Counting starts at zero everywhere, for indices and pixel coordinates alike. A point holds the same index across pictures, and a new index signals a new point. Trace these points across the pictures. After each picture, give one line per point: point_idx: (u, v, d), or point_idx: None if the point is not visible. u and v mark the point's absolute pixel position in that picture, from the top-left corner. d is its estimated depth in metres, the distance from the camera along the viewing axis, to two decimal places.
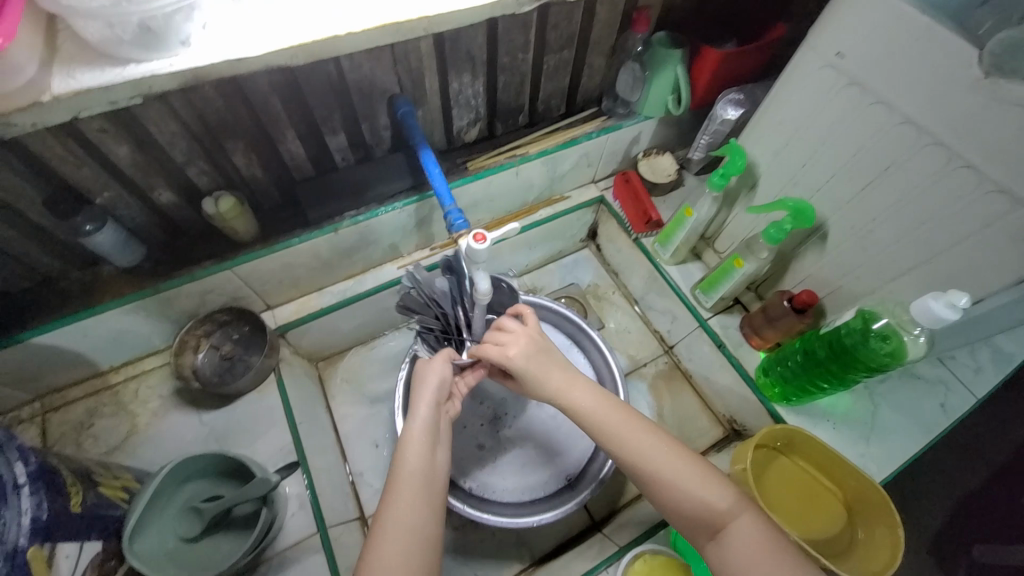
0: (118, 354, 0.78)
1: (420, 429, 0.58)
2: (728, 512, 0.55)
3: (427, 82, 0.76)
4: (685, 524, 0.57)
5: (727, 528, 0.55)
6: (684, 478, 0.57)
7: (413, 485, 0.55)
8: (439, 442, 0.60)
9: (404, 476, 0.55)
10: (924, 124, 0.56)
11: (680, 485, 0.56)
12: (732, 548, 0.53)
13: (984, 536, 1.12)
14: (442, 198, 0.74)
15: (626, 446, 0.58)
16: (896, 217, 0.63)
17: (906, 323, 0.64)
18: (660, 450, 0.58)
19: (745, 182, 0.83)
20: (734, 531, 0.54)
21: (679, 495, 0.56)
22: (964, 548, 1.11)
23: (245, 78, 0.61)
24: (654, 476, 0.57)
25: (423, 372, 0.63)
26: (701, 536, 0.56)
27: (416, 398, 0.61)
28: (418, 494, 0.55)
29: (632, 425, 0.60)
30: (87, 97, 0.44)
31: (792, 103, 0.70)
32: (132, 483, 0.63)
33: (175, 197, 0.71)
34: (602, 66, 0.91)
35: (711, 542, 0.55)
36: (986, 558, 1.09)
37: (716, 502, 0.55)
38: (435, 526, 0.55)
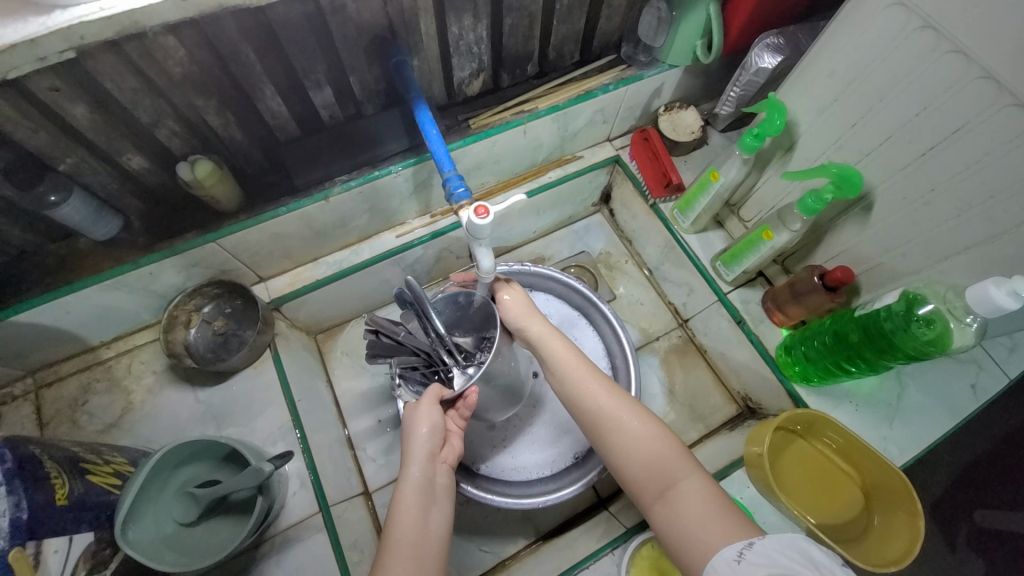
0: (107, 330, 0.75)
1: (413, 488, 0.58)
2: (676, 467, 0.54)
3: (422, 25, 0.66)
4: (635, 481, 0.56)
5: (676, 484, 0.53)
6: (636, 429, 0.58)
7: (406, 548, 0.54)
8: (434, 504, 0.58)
9: (403, 543, 0.54)
10: (1008, 80, 0.47)
11: (631, 436, 0.57)
12: (676, 503, 0.52)
13: (987, 500, 1.10)
14: (441, 163, 0.66)
15: (581, 390, 0.62)
16: (958, 189, 0.55)
17: (957, 310, 0.58)
18: (617, 399, 0.60)
19: (782, 143, 0.74)
20: (684, 491, 0.52)
21: (628, 444, 0.57)
22: (967, 512, 1.10)
23: (208, 21, 0.52)
24: (606, 422, 0.59)
25: (414, 418, 0.62)
26: (648, 495, 0.54)
27: (409, 451, 0.60)
28: (411, 557, 0.53)
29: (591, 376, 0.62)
30: (11, 54, 0.38)
31: (849, 50, 0.60)
32: (125, 466, 0.61)
33: (147, 162, 0.64)
34: (623, 5, 0.79)
35: (657, 498, 0.53)
36: (988, 523, 1.09)
37: (664, 456, 0.55)
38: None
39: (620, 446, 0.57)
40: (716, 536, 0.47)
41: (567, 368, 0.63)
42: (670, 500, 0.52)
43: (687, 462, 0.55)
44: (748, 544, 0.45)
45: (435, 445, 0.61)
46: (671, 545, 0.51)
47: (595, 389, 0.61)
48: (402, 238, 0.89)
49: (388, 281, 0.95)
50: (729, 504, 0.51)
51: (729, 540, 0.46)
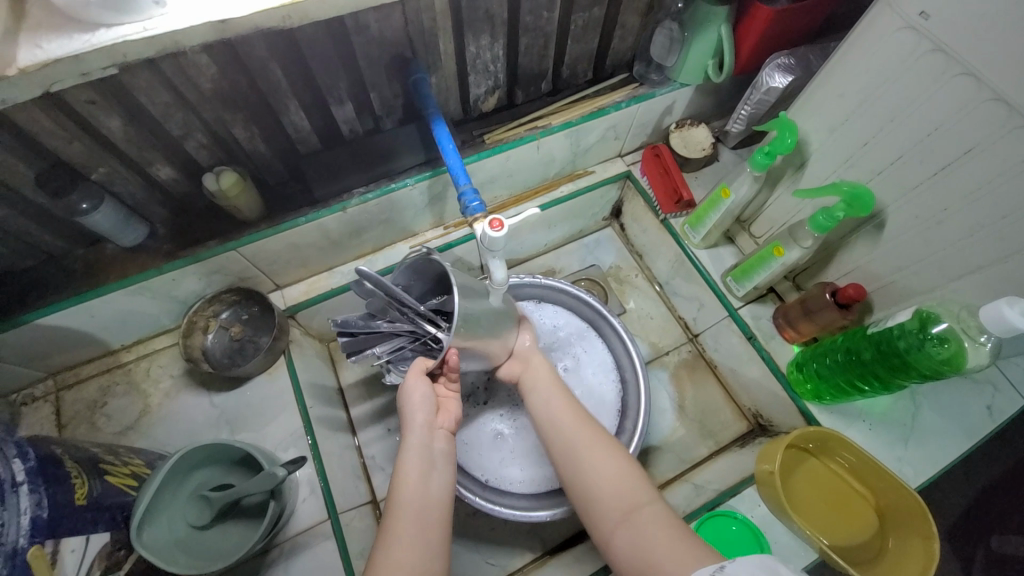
0: (128, 334, 0.77)
1: (414, 455, 0.59)
2: (640, 494, 0.59)
3: (441, 45, 0.69)
4: (596, 507, 0.59)
5: (640, 509, 0.57)
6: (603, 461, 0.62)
7: (409, 513, 0.55)
8: (434, 468, 0.60)
9: (406, 506, 0.56)
10: (1020, 102, 0.47)
11: (603, 467, 0.62)
12: (639, 528, 0.55)
13: (1005, 526, 1.07)
14: (457, 176, 0.67)
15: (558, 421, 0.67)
16: (970, 208, 0.55)
17: (971, 329, 0.58)
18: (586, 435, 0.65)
19: (792, 162, 0.75)
20: (644, 516, 0.56)
21: (597, 476, 0.61)
22: (983, 537, 1.07)
23: (239, 40, 0.55)
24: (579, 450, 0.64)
25: (404, 390, 0.62)
26: (611, 522, 0.58)
27: (407, 423, 0.62)
28: (414, 527, 0.54)
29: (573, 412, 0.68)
30: (56, 68, 0.40)
31: (859, 72, 0.61)
32: (142, 468, 0.62)
33: (174, 172, 0.66)
34: (636, 26, 0.82)
35: (620, 523, 0.57)
36: (1005, 548, 1.05)
37: (627, 488, 0.59)
38: (427, 554, 0.54)
39: (588, 476, 0.61)
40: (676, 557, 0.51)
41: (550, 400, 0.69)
42: (632, 523, 0.56)
43: (649, 493, 0.59)
44: (719, 566, 0.45)
45: (431, 413, 0.62)
46: (632, 570, 0.54)
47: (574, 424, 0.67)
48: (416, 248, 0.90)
49: None
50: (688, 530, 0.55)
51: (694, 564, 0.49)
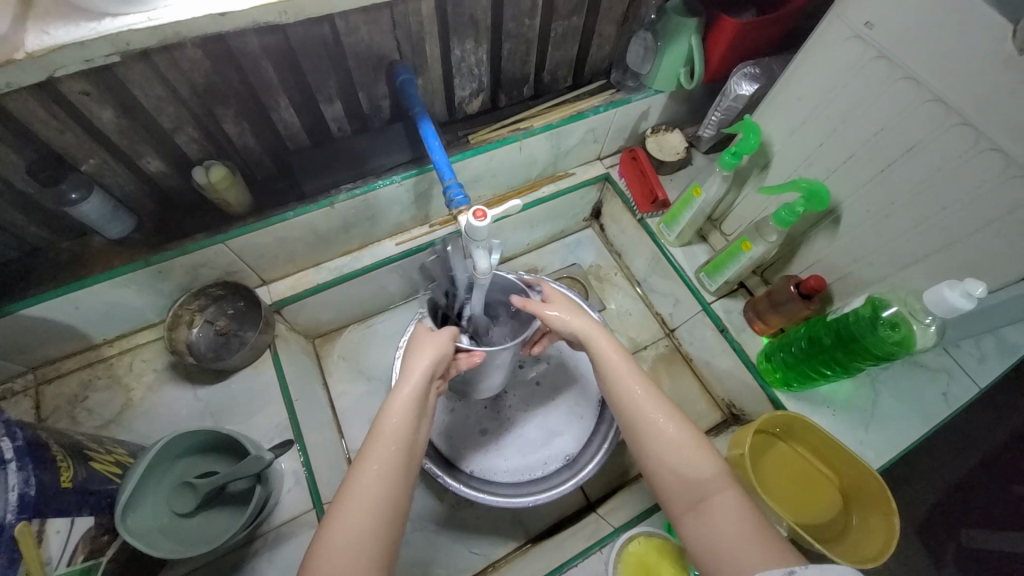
0: (111, 327, 0.77)
1: (406, 395, 0.57)
2: (714, 481, 0.51)
3: (428, 48, 0.72)
4: (667, 492, 0.53)
5: (712, 499, 0.50)
6: (674, 436, 0.55)
7: (384, 452, 0.52)
8: (421, 419, 0.57)
9: (387, 436, 0.53)
10: (953, 102, 0.52)
11: (677, 452, 0.54)
12: (712, 519, 0.49)
13: (972, 521, 1.13)
14: (442, 172, 0.70)
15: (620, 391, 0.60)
16: (915, 201, 0.60)
17: (918, 311, 0.63)
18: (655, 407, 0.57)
19: (757, 162, 0.80)
20: (717, 504, 0.50)
21: (666, 457, 0.54)
22: (949, 529, 1.12)
23: (233, 38, 0.57)
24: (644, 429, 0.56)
25: (419, 343, 0.63)
26: (681, 507, 0.52)
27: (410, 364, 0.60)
28: (385, 466, 0.51)
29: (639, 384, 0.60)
30: (61, 54, 0.42)
31: (814, 78, 0.66)
32: (125, 457, 0.63)
33: (164, 166, 0.68)
34: (612, 35, 0.87)
35: (690, 511, 0.51)
36: (974, 543, 1.11)
37: (703, 472, 0.52)
38: (396, 488, 0.50)
39: (654, 455, 0.55)
40: (749, 557, 0.44)
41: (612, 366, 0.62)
42: (704, 513, 0.49)
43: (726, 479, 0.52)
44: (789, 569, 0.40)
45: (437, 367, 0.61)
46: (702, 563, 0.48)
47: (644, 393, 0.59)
48: (402, 245, 0.92)
49: (386, 288, 0.98)
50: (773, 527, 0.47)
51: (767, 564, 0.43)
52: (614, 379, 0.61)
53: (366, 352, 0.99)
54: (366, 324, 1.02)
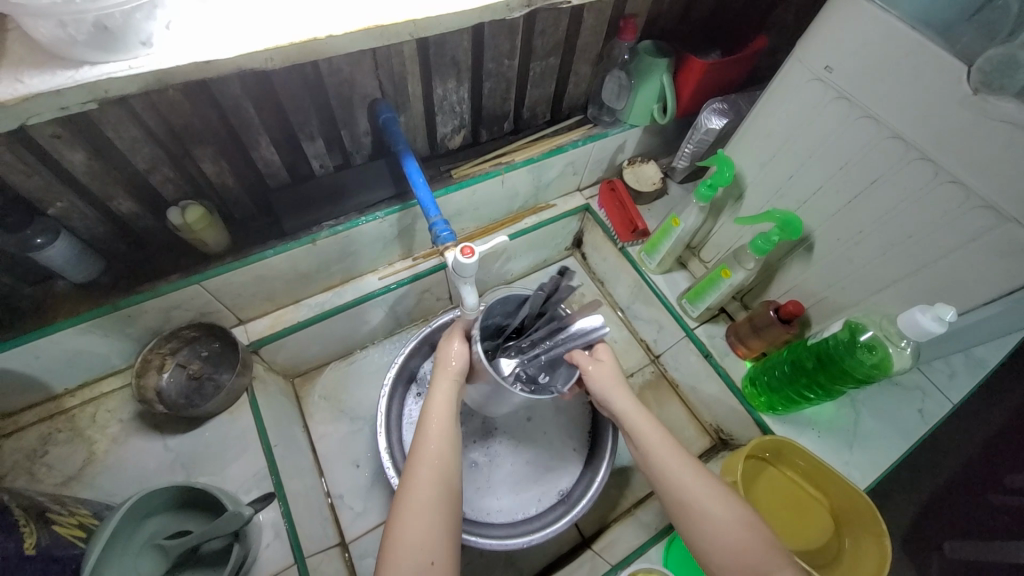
0: (74, 376, 0.72)
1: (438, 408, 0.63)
2: (766, 560, 0.50)
3: (410, 87, 0.73)
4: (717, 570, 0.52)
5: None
6: (724, 515, 0.54)
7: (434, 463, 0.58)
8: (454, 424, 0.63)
9: (428, 467, 0.57)
10: (912, 139, 0.56)
11: (722, 520, 0.53)
12: None
13: (953, 532, 1.14)
14: (427, 208, 0.70)
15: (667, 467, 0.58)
16: (883, 230, 0.63)
17: (893, 335, 0.64)
18: (706, 483, 0.56)
19: (732, 193, 0.83)
20: None
21: (713, 530, 0.53)
22: (936, 545, 1.13)
23: (215, 81, 0.57)
24: (692, 506, 0.55)
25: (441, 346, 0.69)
26: None
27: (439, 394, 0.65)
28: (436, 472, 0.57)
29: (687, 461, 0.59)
30: (35, 102, 0.41)
31: (780, 115, 0.70)
32: (89, 519, 0.58)
33: (136, 206, 0.65)
34: (587, 73, 0.90)
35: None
36: (958, 554, 1.12)
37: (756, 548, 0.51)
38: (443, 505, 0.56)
39: (699, 531, 0.54)
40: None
41: (653, 441, 0.61)
42: None
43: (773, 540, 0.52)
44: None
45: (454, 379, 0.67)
46: None
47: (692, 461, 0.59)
48: (385, 279, 0.91)
49: (369, 323, 0.96)
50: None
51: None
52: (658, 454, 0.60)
53: (348, 390, 0.96)
54: (347, 360, 0.99)
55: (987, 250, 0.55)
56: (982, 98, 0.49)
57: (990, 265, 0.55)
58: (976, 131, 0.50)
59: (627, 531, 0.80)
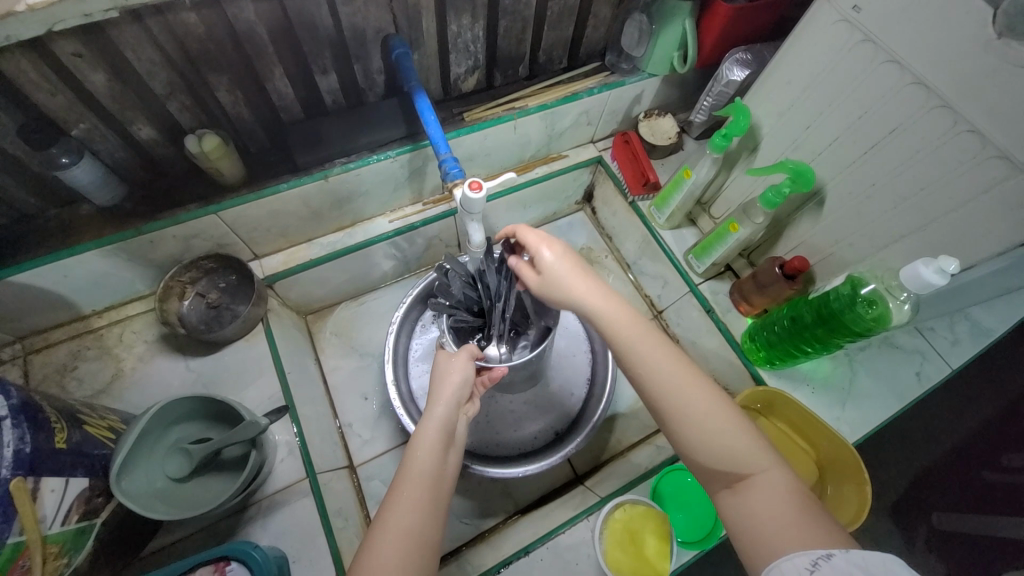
0: (101, 298, 0.76)
1: (432, 428, 0.57)
2: (751, 460, 0.49)
3: (424, 23, 0.72)
4: (703, 470, 0.51)
5: (751, 478, 0.48)
6: (705, 415, 0.51)
7: (422, 483, 0.53)
8: (451, 446, 0.58)
9: (415, 486, 0.52)
10: (935, 85, 0.54)
11: (709, 428, 0.51)
12: (749, 497, 0.47)
13: (943, 504, 1.17)
14: (437, 146, 0.71)
15: (649, 370, 0.54)
16: (895, 182, 0.63)
17: (894, 289, 0.65)
18: (689, 391, 0.52)
19: (746, 145, 0.82)
20: (758, 485, 0.47)
21: (701, 437, 0.51)
22: (925, 514, 1.16)
23: (229, 4, 0.57)
24: (676, 414, 0.52)
25: (449, 366, 0.63)
26: (718, 482, 0.50)
27: (436, 395, 0.60)
28: (425, 494, 0.52)
29: (671, 363, 0.54)
30: (61, 8, 0.44)
31: (803, 61, 0.68)
32: (118, 423, 0.64)
33: (155, 133, 0.67)
34: (607, 17, 0.87)
35: (727, 492, 0.49)
36: (945, 525, 1.15)
37: (742, 451, 0.49)
38: (431, 521, 0.51)
39: (687, 437, 0.51)
40: (791, 538, 0.42)
41: (625, 338, 0.56)
42: (740, 491, 0.47)
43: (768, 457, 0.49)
44: (825, 553, 0.39)
45: (462, 395, 0.61)
46: (740, 538, 0.46)
47: (647, 355, 0.55)
48: (395, 223, 0.93)
49: (379, 266, 0.99)
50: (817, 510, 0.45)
51: (804, 545, 0.41)
52: (649, 364, 0.54)
53: (358, 329, 1.00)
54: (358, 301, 1.03)
55: (998, 203, 0.54)
56: (1006, 43, 0.47)
57: (1000, 219, 0.55)
58: (1000, 76, 0.49)
59: (619, 470, 0.84)
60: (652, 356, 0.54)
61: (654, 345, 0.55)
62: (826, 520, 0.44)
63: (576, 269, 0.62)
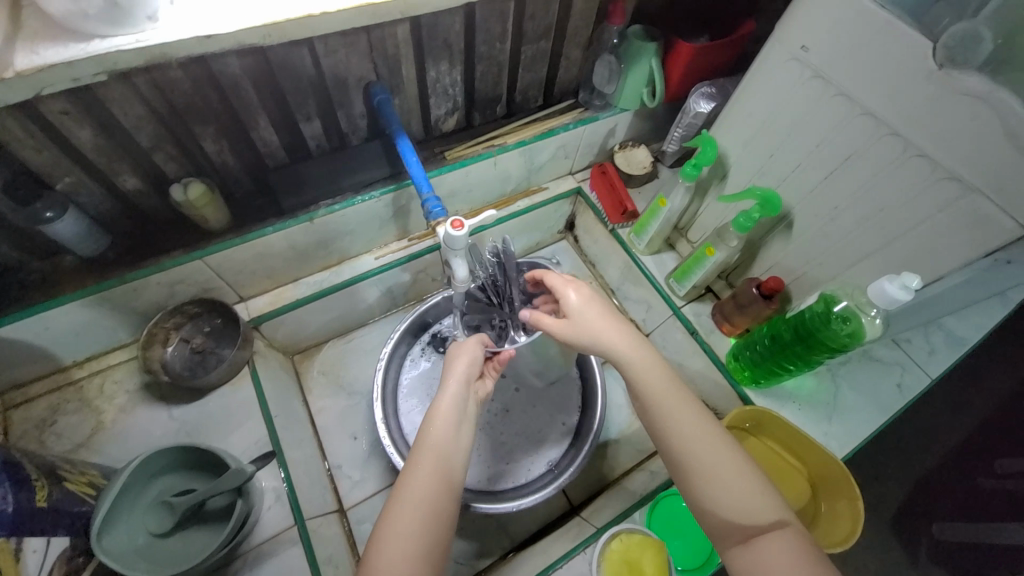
0: (82, 349, 0.75)
1: (446, 403, 0.59)
2: (765, 519, 0.50)
3: (404, 70, 0.76)
4: (716, 524, 0.51)
5: (765, 537, 0.49)
6: (724, 471, 0.52)
7: (435, 460, 0.54)
8: (464, 422, 0.58)
9: (428, 463, 0.53)
10: (882, 115, 0.59)
11: (724, 483, 0.52)
12: (763, 555, 0.47)
13: (943, 515, 1.17)
14: (420, 186, 0.73)
15: (670, 420, 0.55)
16: (856, 204, 0.66)
17: (865, 305, 0.68)
18: (708, 444, 0.54)
19: (716, 173, 0.86)
20: (771, 543, 0.48)
21: (716, 489, 0.52)
22: (926, 526, 1.16)
23: (216, 61, 0.59)
24: (694, 466, 0.53)
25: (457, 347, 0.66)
26: (731, 539, 0.50)
27: (449, 374, 0.62)
28: (436, 471, 0.53)
29: (691, 416, 0.55)
30: (50, 73, 0.46)
31: (761, 95, 0.72)
32: (98, 478, 0.62)
33: (141, 184, 0.68)
34: (578, 58, 0.92)
35: (739, 547, 0.50)
36: (946, 536, 1.15)
37: (758, 508, 0.50)
38: (443, 505, 0.52)
39: (702, 488, 0.52)
40: None
41: (646, 384, 0.57)
42: (754, 548, 0.48)
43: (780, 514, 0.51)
44: None
45: (472, 372, 0.63)
46: None
47: (667, 406, 0.56)
48: (381, 259, 0.94)
49: (367, 302, 0.99)
50: (827, 566, 0.47)
51: None
52: (671, 414, 0.55)
53: (346, 367, 0.99)
54: (345, 339, 1.03)
55: (951, 220, 0.57)
56: (947, 73, 0.52)
57: (954, 235, 0.58)
58: (940, 105, 0.53)
59: (614, 498, 0.84)
60: (671, 406, 0.56)
61: (676, 396, 0.57)
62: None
63: (601, 312, 0.62)
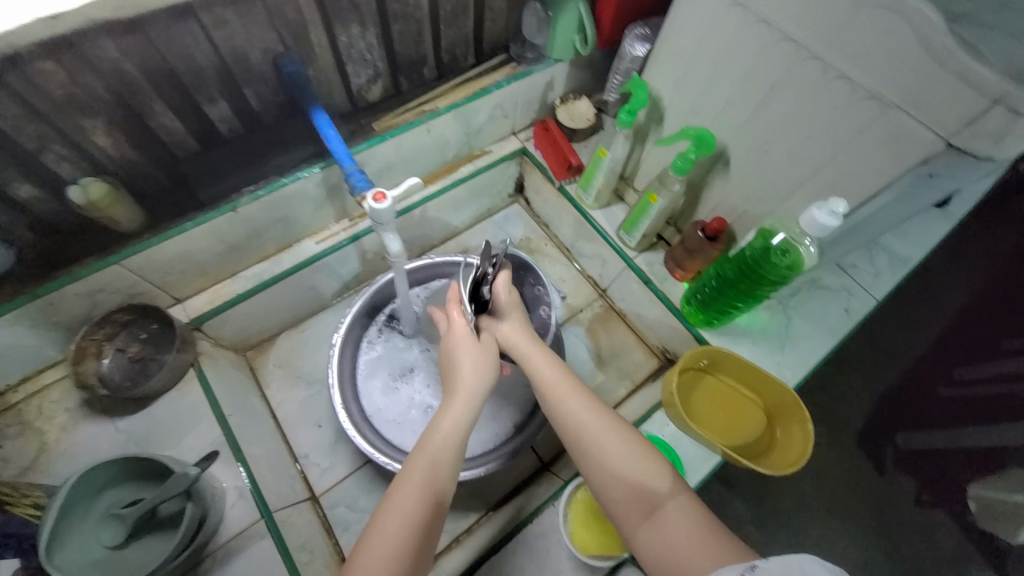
0: (9, 372, 0.71)
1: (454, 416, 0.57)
2: (659, 491, 0.53)
3: (313, 37, 0.70)
4: (620, 506, 0.54)
5: (662, 507, 0.51)
6: (620, 451, 0.56)
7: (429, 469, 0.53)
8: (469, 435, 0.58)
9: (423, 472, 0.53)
10: (804, 40, 0.57)
11: (621, 461, 0.55)
12: (663, 526, 0.50)
13: (905, 425, 1.24)
14: (341, 160, 0.70)
15: (570, 410, 0.59)
16: (787, 135, 0.65)
17: (800, 236, 0.68)
18: (606, 427, 0.57)
19: (653, 116, 0.84)
20: (668, 512, 0.51)
21: (615, 470, 0.55)
22: (890, 437, 1.23)
23: (88, 44, 0.54)
24: (595, 449, 0.56)
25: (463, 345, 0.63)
26: (633, 517, 0.52)
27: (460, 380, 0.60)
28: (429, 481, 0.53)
29: (585, 403, 0.59)
30: None
31: (688, 30, 0.69)
32: (43, 498, 0.60)
33: (36, 190, 0.63)
34: (504, 9, 0.87)
35: (642, 523, 0.52)
36: (909, 444, 1.22)
37: (656, 481, 0.53)
38: (435, 514, 0.52)
39: (602, 472, 0.55)
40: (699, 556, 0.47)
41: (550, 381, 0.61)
42: (655, 521, 0.51)
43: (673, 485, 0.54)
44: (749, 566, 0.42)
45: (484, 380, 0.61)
46: (659, 568, 0.49)
47: (567, 398, 0.59)
48: (322, 243, 0.90)
49: (315, 289, 0.96)
50: (714, 524, 0.50)
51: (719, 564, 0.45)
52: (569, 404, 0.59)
53: (303, 357, 0.97)
54: (299, 329, 1.00)
55: (874, 141, 0.57)
56: None
57: (878, 156, 0.58)
58: (858, 22, 0.52)
59: None
60: (569, 398, 0.59)
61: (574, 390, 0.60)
62: (727, 534, 0.49)
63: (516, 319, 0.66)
